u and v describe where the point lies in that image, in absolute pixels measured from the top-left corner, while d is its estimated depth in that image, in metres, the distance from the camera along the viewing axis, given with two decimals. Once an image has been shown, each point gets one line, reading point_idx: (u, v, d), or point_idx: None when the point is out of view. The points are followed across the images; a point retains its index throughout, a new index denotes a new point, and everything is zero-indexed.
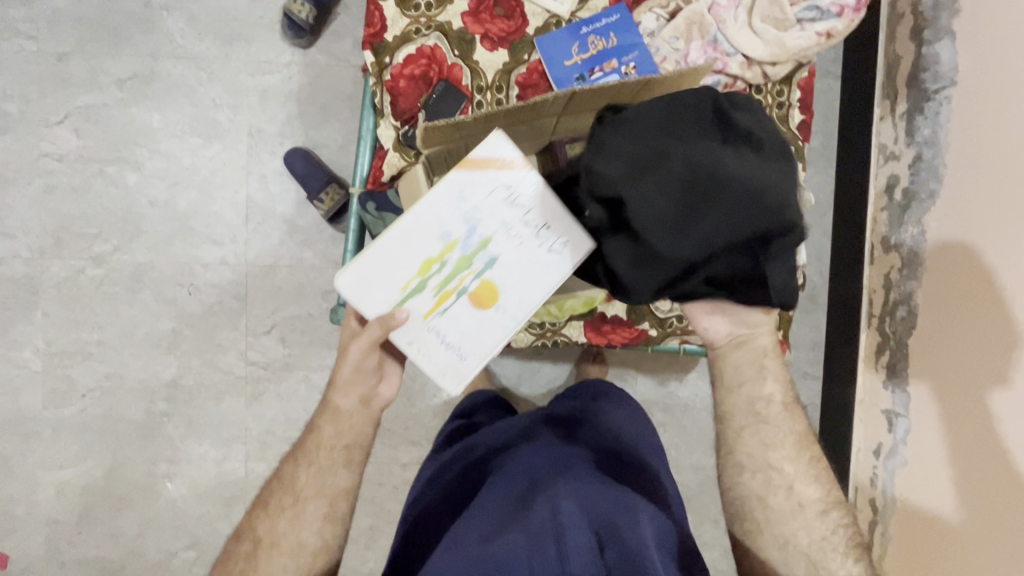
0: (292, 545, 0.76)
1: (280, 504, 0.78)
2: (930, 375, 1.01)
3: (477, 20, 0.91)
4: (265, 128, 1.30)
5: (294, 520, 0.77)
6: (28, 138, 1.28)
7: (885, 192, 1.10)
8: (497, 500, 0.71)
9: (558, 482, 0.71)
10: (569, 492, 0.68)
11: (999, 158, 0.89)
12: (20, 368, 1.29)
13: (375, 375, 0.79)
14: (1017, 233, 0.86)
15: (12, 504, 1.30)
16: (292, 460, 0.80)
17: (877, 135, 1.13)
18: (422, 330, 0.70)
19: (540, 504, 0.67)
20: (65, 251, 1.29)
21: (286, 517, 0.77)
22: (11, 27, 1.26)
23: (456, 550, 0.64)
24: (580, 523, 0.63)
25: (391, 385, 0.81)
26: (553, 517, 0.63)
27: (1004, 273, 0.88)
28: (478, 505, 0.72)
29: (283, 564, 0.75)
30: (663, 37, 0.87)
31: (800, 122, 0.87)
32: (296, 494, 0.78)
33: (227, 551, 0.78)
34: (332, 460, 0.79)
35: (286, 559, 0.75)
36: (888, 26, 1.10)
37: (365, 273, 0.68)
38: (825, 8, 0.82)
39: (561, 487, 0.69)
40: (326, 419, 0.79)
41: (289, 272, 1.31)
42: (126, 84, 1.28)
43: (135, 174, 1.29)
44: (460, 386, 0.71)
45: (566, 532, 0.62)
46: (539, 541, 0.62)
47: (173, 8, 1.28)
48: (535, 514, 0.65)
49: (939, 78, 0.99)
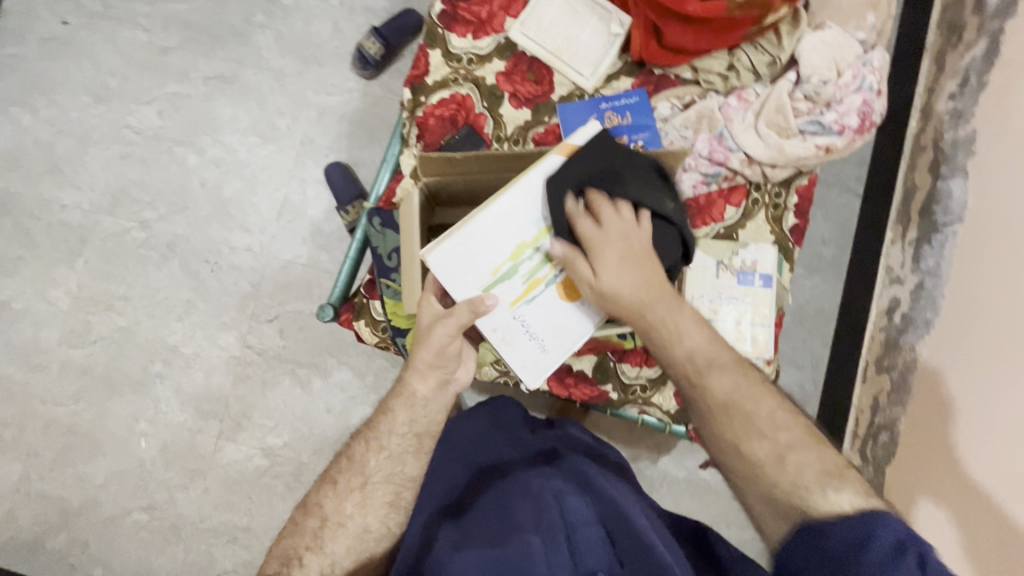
0: (359, 528, 0.72)
1: (349, 484, 0.74)
2: (906, 478, 1.03)
3: (509, 80, 1.00)
4: (316, 140, 1.43)
5: (363, 502, 0.73)
6: (118, 110, 1.46)
7: (886, 312, 1.18)
8: (495, 495, 0.73)
9: (557, 476, 0.74)
10: (573, 490, 0.71)
11: (994, 294, 0.93)
12: (49, 305, 1.41)
13: (455, 361, 0.78)
14: (995, 364, 0.90)
15: (5, 427, 1.39)
16: (365, 437, 0.77)
17: (887, 258, 1.23)
18: (509, 317, 0.80)
19: (544, 494, 0.70)
20: (118, 211, 1.43)
21: (354, 499, 0.73)
22: (133, 19, 1.47)
23: (468, 553, 0.64)
24: (589, 520, 0.66)
25: (468, 369, 0.82)
26: (563, 516, 0.66)
27: (977, 397, 0.92)
28: (475, 509, 0.72)
29: (348, 546, 0.71)
30: (673, 124, 0.96)
31: (793, 225, 0.95)
32: (366, 475, 0.75)
33: (291, 524, 0.73)
34: (406, 444, 0.76)
35: (351, 542, 0.71)
36: (910, 157, 1.22)
37: (460, 258, 0.77)
38: (827, 125, 0.90)
39: (562, 483, 0.72)
40: (403, 401, 0.77)
41: (303, 271, 1.40)
42: (210, 81, 1.45)
43: (196, 157, 1.44)
44: (538, 378, 0.80)
45: (577, 531, 0.65)
46: (552, 539, 0.64)
47: (266, 26, 1.45)
48: (542, 510, 0.67)
49: (949, 214, 1.08)
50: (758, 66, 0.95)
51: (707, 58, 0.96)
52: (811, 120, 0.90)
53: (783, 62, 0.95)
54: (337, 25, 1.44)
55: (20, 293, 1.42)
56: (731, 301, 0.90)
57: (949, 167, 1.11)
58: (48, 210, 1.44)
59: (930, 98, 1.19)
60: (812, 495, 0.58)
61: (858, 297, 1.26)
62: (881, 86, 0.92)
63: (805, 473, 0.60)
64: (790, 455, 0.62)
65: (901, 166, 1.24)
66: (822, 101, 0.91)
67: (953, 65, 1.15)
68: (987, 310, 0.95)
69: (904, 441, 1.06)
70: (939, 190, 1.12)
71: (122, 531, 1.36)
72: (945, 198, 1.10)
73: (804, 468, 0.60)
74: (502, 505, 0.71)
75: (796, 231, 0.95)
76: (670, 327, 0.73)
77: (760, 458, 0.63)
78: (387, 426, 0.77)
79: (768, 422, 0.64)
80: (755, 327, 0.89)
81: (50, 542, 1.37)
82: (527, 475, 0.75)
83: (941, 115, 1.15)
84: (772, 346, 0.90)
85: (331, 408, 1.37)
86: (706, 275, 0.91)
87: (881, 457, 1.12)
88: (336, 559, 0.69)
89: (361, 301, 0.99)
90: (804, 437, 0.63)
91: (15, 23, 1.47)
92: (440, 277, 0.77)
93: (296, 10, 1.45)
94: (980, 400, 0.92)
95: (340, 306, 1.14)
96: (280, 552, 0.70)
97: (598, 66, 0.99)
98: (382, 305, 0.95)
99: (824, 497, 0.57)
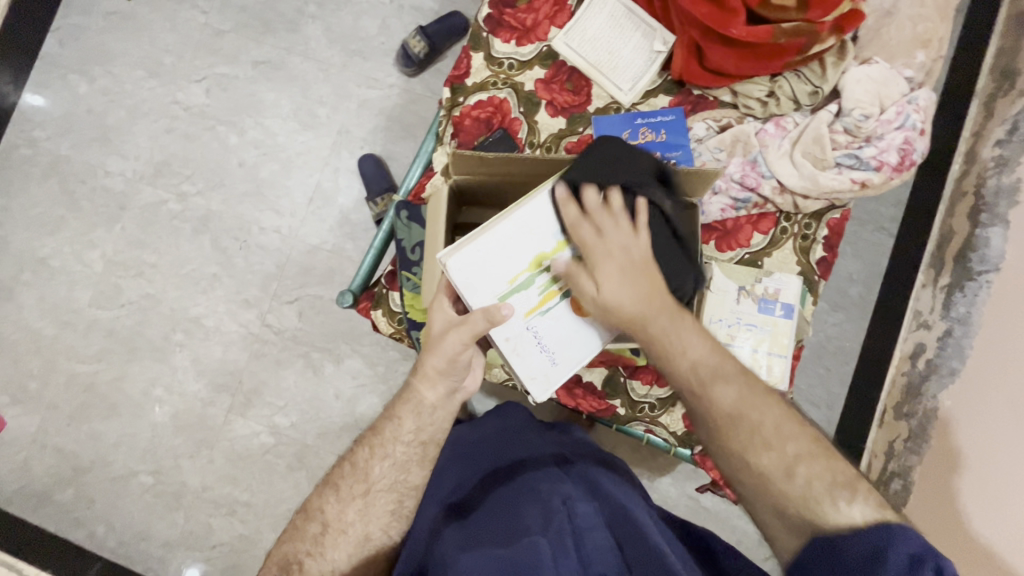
0: (359, 536, 0.72)
1: (351, 490, 0.74)
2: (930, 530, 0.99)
3: (547, 88, 1.01)
4: (353, 131, 1.46)
5: (365, 510, 0.73)
6: (169, 86, 1.51)
7: (909, 357, 1.15)
8: (504, 497, 0.74)
9: (566, 482, 0.75)
10: (581, 496, 0.71)
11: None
12: (84, 266, 1.47)
13: (464, 371, 0.79)
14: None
15: (29, 378, 1.45)
16: (369, 442, 0.77)
17: (916, 301, 1.20)
18: (523, 328, 0.78)
19: (552, 498, 0.70)
20: (158, 182, 1.48)
21: (356, 506, 0.73)
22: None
23: (472, 550, 0.64)
24: (597, 526, 0.66)
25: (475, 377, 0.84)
26: (570, 520, 0.66)
27: (1009, 450, 0.89)
28: (483, 514, 0.73)
29: (349, 553, 0.71)
30: (707, 145, 0.95)
31: (821, 258, 0.93)
32: (369, 482, 0.75)
33: (291, 527, 0.73)
34: (411, 453, 0.77)
35: (351, 548, 0.71)
36: (950, 202, 1.19)
37: (478, 265, 0.75)
38: (865, 160, 0.89)
39: (571, 488, 0.73)
40: (409, 409, 0.78)
41: (327, 257, 1.43)
42: (258, 65, 1.50)
43: (237, 137, 1.48)
44: (547, 392, 0.79)
45: (584, 536, 0.65)
46: (562, 542, 0.63)
47: (317, 17, 1.49)
48: (549, 512, 0.67)
49: (985, 262, 1.05)
50: (800, 95, 0.94)
51: (748, 83, 0.95)
52: (848, 153, 0.90)
53: (826, 93, 0.94)
54: (385, 22, 1.48)
55: (58, 252, 1.47)
56: (750, 328, 0.88)
57: (989, 215, 1.08)
58: (93, 175, 1.50)
59: (975, 143, 1.17)
60: (822, 508, 0.58)
61: (882, 339, 1.23)
62: (925, 125, 0.91)
63: (815, 486, 0.59)
64: (800, 468, 0.61)
65: (939, 210, 1.21)
66: (862, 135, 0.91)
67: (1002, 112, 1.12)
68: (1011, 365, 0.93)
69: (918, 489, 1.04)
70: (977, 238, 1.09)
71: (127, 492, 1.40)
72: (982, 246, 1.07)
73: (816, 478, 0.60)
74: (511, 506, 0.71)
75: (824, 264, 0.94)
76: (672, 339, 0.72)
77: (764, 465, 0.63)
78: (390, 432, 0.77)
79: (772, 435, 0.63)
80: (772, 357, 0.88)
81: (58, 495, 1.41)
82: (536, 480, 0.75)
83: (986, 161, 1.12)
84: (787, 378, 0.88)
85: (340, 395, 1.39)
86: (726, 299, 0.90)
87: (891, 506, 1.09)
88: (336, 566, 0.70)
89: (381, 291, 1.01)
90: (812, 449, 0.62)
91: None
92: (457, 285, 0.75)
93: (347, 4, 1.49)
94: (1000, 455, 0.90)
95: (360, 294, 1.16)
96: (280, 555, 0.70)
97: (637, 82, 0.99)
98: (401, 298, 0.96)
99: (836, 510, 0.57)
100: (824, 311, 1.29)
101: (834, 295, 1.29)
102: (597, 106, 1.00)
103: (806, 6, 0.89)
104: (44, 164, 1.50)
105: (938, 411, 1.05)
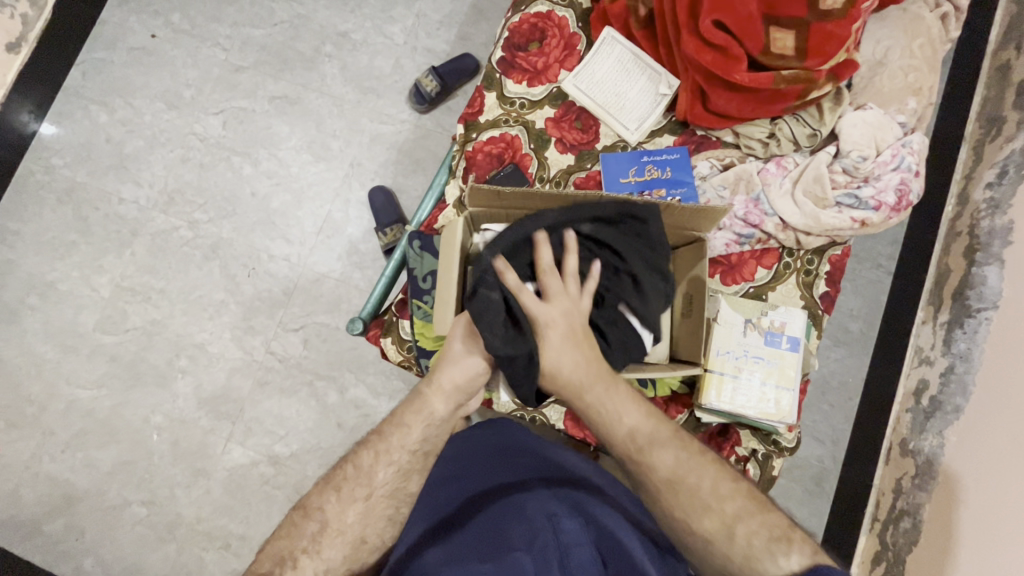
0: (356, 537, 0.72)
1: (352, 493, 0.74)
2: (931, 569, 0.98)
3: (557, 126, 1.05)
4: (365, 164, 1.51)
5: (365, 512, 0.73)
6: (188, 118, 1.56)
7: (913, 394, 1.16)
8: (487, 518, 0.72)
9: (552, 499, 0.73)
10: (567, 511, 0.70)
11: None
12: (91, 290, 1.47)
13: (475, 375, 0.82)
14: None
15: (27, 403, 1.43)
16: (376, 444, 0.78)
17: (917, 337, 1.22)
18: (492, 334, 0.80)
19: (536, 515, 0.69)
20: (171, 209, 1.51)
21: (357, 508, 0.73)
22: (214, 38, 1.59)
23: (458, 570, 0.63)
24: (584, 542, 0.65)
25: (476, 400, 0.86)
26: (556, 537, 0.65)
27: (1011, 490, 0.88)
28: (465, 536, 0.71)
29: (343, 554, 0.71)
30: (711, 183, 0.99)
31: (823, 293, 0.96)
32: (372, 487, 0.75)
33: (285, 526, 0.72)
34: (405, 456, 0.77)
35: (347, 550, 0.71)
36: (944, 242, 1.23)
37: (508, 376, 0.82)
38: (864, 200, 0.93)
39: (558, 505, 0.71)
40: (416, 416, 0.78)
41: (335, 285, 1.45)
42: (275, 100, 1.55)
43: (251, 167, 1.52)
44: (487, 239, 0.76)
45: (570, 553, 0.63)
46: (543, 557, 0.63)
47: (334, 56, 1.56)
48: (534, 531, 0.66)
49: (982, 299, 1.08)
50: (799, 137, 0.98)
51: (749, 125, 1.00)
52: (847, 193, 0.93)
53: (824, 135, 0.98)
54: (400, 63, 1.54)
55: (66, 276, 1.49)
56: (758, 360, 0.90)
57: (984, 254, 1.11)
58: (107, 202, 1.52)
59: (967, 186, 1.21)
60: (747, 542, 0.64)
61: (886, 375, 1.25)
62: (919, 168, 0.95)
63: (755, 543, 0.64)
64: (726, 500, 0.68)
65: (935, 249, 1.24)
66: (860, 176, 0.95)
67: (991, 156, 1.17)
68: (1014, 402, 0.93)
69: (929, 530, 1.02)
70: (974, 276, 1.11)
71: (119, 523, 1.37)
72: (979, 284, 1.10)
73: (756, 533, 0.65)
74: (494, 525, 0.70)
75: (827, 300, 0.96)
76: (606, 409, 0.73)
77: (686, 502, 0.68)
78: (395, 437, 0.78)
79: (713, 498, 0.68)
80: (780, 390, 0.89)
81: (48, 525, 1.38)
82: (522, 499, 0.74)
83: (978, 204, 1.17)
84: (795, 411, 0.89)
85: (342, 424, 1.38)
86: (733, 332, 0.91)
87: (901, 545, 1.08)
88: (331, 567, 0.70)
89: (391, 318, 1.02)
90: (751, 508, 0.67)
91: (109, 32, 1.61)
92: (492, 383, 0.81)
93: (363, 46, 1.56)
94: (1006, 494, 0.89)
95: (370, 322, 1.17)
96: (275, 550, 0.70)
97: (643, 121, 1.03)
98: (411, 325, 0.97)
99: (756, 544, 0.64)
100: (826, 346, 1.31)
101: (835, 330, 1.32)
102: (606, 141, 1.05)
103: (803, 54, 0.94)
104: (58, 191, 1.53)
105: (946, 448, 1.04)
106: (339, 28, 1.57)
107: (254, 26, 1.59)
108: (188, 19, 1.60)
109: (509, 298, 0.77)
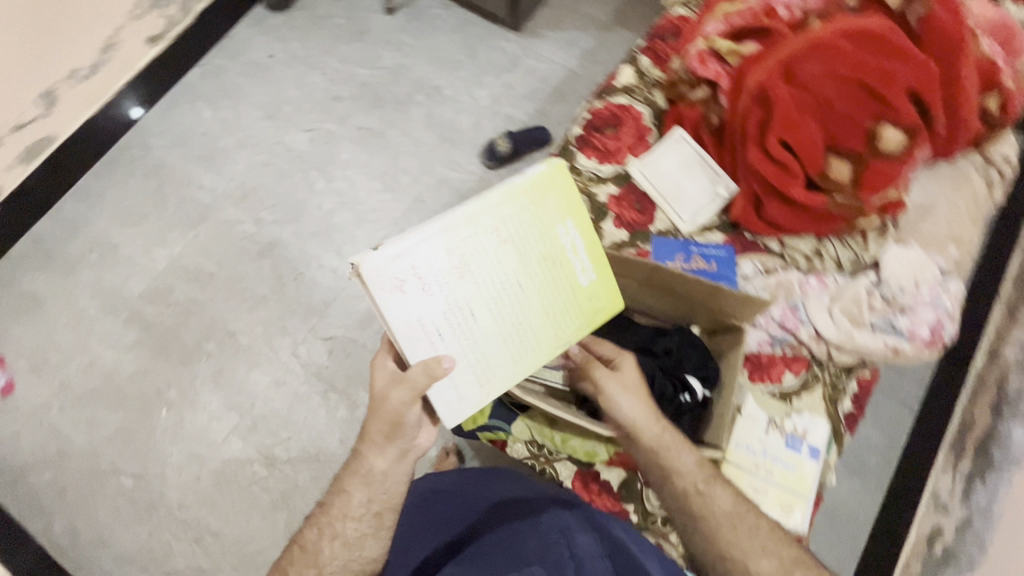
0: None
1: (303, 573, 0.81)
2: None
3: (618, 202, 1.14)
4: (427, 202, 1.61)
5: None
6: (280, 129, 1.71)
7: (925, 541, 1.13)
8: (497, 537, 0.83)
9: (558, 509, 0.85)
10: (574, 522, 0.83)
11: None
12: (149, 260, 1.56)
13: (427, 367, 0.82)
14: None
15: (56, 352, 1.48)
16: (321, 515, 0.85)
17: (934, 484, 1.20)
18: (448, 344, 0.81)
19: (549, 529, 0.82)
20: (241, 204, 1.63)
21: None
22: (323, 68, 1.78)
23: None
24: (594, 552, 0.80)
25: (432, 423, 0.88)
26: (570, 550, 0.79)
27: None
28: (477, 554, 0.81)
29: None
30: (753, 284, 1.04)
31: (849, 411, 0.97)
32: (319, 565, 0.82)
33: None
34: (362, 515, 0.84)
35: None
36: (971, 393, 1.24)
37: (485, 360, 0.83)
38: (898, 329, 0.97)
39: (566, 516, 0.85)
40: (355, 482, 0.84)
41: (372, 305, 1.51)
42: (361, 130, 1.70)
43: (324, 183, 1.64)
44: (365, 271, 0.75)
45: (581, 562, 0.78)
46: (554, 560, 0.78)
47: (423, 104, 1.72)
48: (548, 547, 0.80)
49: (1007, 456, 1.05)
50: (842, 258, 1.04)
51: (796, 238, 1.07)
52: (884, 318, 0.97)
53: (867, 262, 1.04)
54: (480, 123, 1.69)
55: (131, 242, 1.58)
56: (778, 462, 0.90)
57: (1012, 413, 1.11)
58: (187, 185, 1.65)
59: (999, 343, 1.24)
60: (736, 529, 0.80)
61: (899, 517, 1.21)
62: (955, 310, 0.99)
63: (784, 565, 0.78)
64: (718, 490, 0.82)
65: (961, 398, 1.25)
66: (896, 306, 0.99)
67: None
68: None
69: None
70: (996, 431, 1.11)
71: (101, 490, 1.35)
72: (1003, 440, 1.08)
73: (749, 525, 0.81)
74: (508, 542, 0.82)
75: (850, 419, 0.98)
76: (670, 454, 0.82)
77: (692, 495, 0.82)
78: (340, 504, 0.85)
79: (757, 537, 0.80)
80: (794, 495, 0.89)
81: (34, 476, 1.37)
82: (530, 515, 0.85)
83: (1009, 362, 1.18)
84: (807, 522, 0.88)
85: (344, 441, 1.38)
86: (756, 427, 0.93)
87: None
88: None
89: None
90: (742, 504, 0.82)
91: (235, 45, 1.81)
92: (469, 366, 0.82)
93: (451, 101, 1.72)
94: None
95: None
96: None
97: (697, 215, 1.11)
98: None
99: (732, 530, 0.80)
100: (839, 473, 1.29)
101: (851, 459, 1.30)
102: (660, 224, 1.12)
103: (856, 188, 1.02)
104: (147, 167, 1.67)
105: None
106: (433, 82, 1.74)
107: (359, 66, 1.78)
108: (305, 49, 1.81)
109: (426, 307, 0.78)
